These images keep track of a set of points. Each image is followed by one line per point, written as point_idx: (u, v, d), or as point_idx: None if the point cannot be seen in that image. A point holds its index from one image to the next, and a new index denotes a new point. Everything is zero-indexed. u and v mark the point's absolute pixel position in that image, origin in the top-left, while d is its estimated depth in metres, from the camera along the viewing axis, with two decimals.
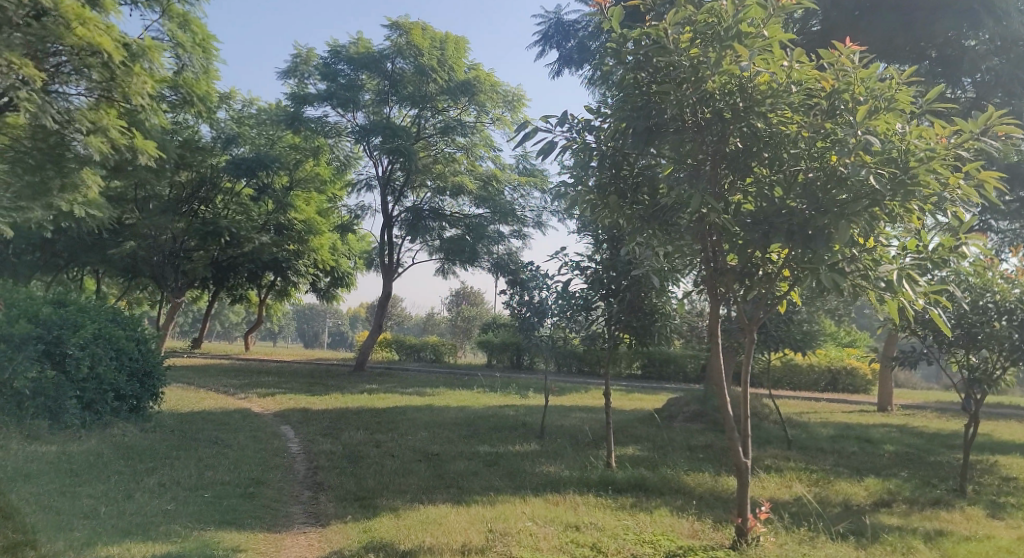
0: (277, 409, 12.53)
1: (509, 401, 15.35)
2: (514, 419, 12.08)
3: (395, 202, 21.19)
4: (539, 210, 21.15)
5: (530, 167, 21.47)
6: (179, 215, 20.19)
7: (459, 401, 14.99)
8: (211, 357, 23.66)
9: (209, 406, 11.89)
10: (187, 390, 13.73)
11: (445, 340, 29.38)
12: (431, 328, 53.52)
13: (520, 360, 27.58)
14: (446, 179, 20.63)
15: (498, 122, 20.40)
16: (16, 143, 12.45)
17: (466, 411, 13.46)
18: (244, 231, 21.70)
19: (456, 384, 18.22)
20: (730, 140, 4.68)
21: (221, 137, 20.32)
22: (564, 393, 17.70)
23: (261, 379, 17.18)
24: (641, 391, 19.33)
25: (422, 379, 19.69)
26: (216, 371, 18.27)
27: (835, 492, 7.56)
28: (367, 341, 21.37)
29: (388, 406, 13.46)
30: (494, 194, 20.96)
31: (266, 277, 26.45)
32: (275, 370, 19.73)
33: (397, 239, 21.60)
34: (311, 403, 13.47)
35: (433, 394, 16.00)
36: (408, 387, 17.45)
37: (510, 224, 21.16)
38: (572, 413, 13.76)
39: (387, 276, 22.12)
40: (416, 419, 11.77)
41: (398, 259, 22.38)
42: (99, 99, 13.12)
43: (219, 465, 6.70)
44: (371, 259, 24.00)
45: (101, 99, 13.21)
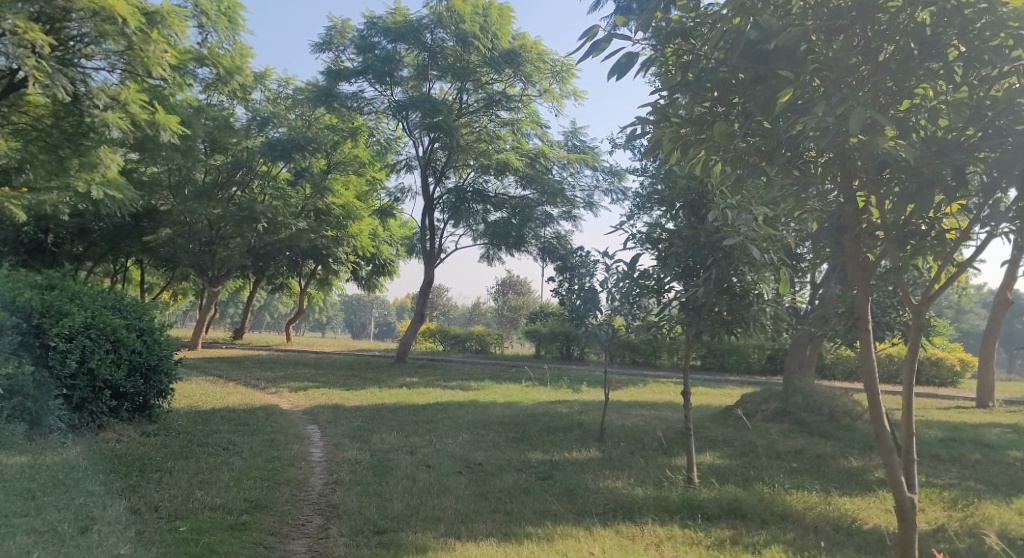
0: (308, 406, 11.45)
1: (560, 395, 13.98)
2: (568, 419, 10.71)
3: (436, 183, 20.00)
4: (591, 190, 19.61)
5: (580, 145, 19.97)
6: (215, 201, 19.92)
7: (506, 395, 13.71)
8: (251, 348, 22.97)
9: (235, 403, 10.89)
10: (215, 385, 12.79)
11: (491, 330, 28.19)
12: (477, 318, 52.56)
13: (570, 351, 26.14)
14: (490, 159, 19.08)
15: (546, 95, 18.87)
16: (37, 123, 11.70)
17: (514, 407, 12.15)
18: (281, 217, 20.83)
19: (502, 377, 16.92)
20: (899, 30, 3.33)
21: (257, 119, 19.82)
22: (620, 387, 16.21)
23: (297, 372, 16.22)
24: (704, 385, 17.67)
25: (466, 372, 18.47)
26: (251, 363, 17.44)
27: (986, 519, 5.94)
28: (409, 331, 20.24)
29: (429, 402, 12.27)
30: (542, 173, 19.48)
31: (306, 266, 25.69)
32: (313, 362, 18.80)
33: (439, 223, 20.41)
34: (345, 398, 12.37)
35: (478, 388, 14.74)
36: (452, 380, 16.23)
37: (559, 206, 19.75)
38: (633, 410, 12.31)
39: (429, 263, 20.95)
40: (458, 418, 10.51)
41: (440, 244, 21.16)
42: (122, 73, 12.21)
43: (214, 484, 5.48)
44: (412, 245, 22.89)
45: (124, 73, 12.30)
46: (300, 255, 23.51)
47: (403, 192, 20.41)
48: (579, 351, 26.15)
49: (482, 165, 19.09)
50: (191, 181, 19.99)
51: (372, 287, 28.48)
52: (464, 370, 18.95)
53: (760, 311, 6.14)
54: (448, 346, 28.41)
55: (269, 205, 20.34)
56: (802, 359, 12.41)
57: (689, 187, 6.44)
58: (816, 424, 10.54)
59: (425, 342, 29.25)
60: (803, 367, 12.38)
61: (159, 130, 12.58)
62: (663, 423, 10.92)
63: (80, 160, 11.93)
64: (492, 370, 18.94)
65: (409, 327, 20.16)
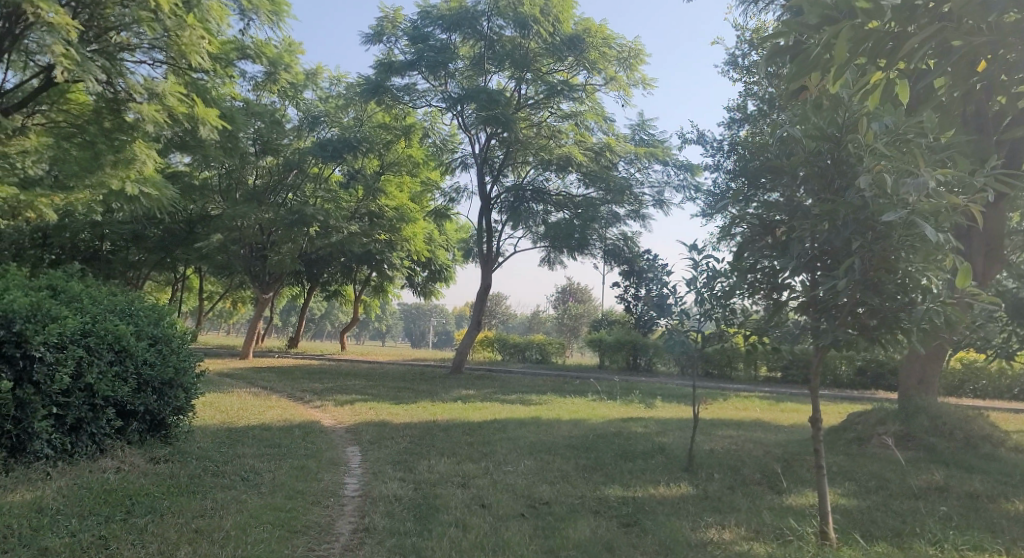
0: (352, 423, 10.32)
1: (632, 412, 12.50)
2: (647, 443, 9.17)
3: (493, 182, 18.84)
4: (660, 185, 17.91)
5: (649, 138, 18.40)
6: (266, 205, 19.35)
7: (572, 412, 12.24)
8: (304, 357, 22.29)
9: (271, 420, 9.82)
10: (258, 398, 11.91)
11: (551, 339, 26.75)
12: (537, 326, 51.16)
13: (637, 361, 24.46)
14: (551, 155, 17.52)
15: (610, 83, 17.28)
16: (76, 120, 11.43)
17: (582, 426, 10.68)
18: (333, 220, 20.01)
19: (566, 390, 15.49)
20: None
21: (308, 118, 19.39)
22: (697, 402, 14.55)
23: (347, 383, 15.27)
24: (792, 400, 15.77)
25: (527, 383, 17.17)
26: (301, 374, 16.59)
27: None
28: (466, 340, 19.06)
29: (487, 419, 10.95)
30: (606, 169, 17.95)
31: (361, 271, 25.05)
32: (366, 372, 17.87)
33: (497, 226, 19.19)
34: (394, 415, 11.18)
35: (540, 403, 13.41)
36: (511, 393, 14.95)
37: (626, 204, 18.26)
38: (720, 431, 10.66)
39: (486, 268, 19.71)
40: (519, 439, 9.20)
41: (498, 248, 19.95)
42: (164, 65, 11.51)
43: (210, 537, 4.26)
44: (469, 249, 21.72)
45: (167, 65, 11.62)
46: (354, 259, 22.83)
47: (459, 192, 19.28)
48: (646, 360, 24.42)
49: (543, 161, 17.58)
50: (243, 184, 19.45)
51: (428, 294, 27.58)
52: (523, 381, 17.62)
53: (934, 309, 4.48)
54: (507, 355, 27.12)
55: (320, 208, 19.57)
56: (923, 373, 10.27)
57: (819, 152, 4.78)
58: (950, 452, 8.70)
59: (483, 351, 28.04)
60: (924, 383, 10.22)
61: (198, 124, 11.77)
62: (760, 447, 9.26)
63: (116, 156, 11.25)
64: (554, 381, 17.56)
65: (465, 335, 18.96)
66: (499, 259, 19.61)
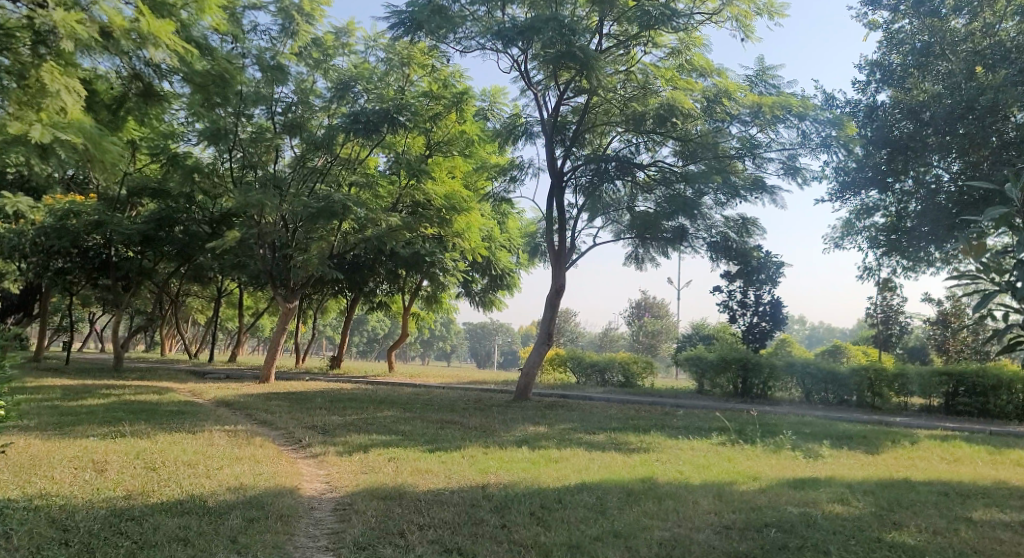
0: (351, 491, 6.32)
1: (794, 467, 8.00)
2: (890, 553, 4.73)
3: (566, 156, 15.31)
4: (793, 148, 13.70)
5: (773, 89, 13.90)
6: (286, 195, 15.93)
7: (699, 470, 7.82)
8: (338, 381, 18.66)
9: (211, 487, 5.90)
10: (232, 445, 8.11)
11: (637, 357, 22.25)
12: (611, 345, 46.47)
13: (749, 386, 19.67)
14: (644, 108, 13.26)
15: (729, 7, 12.62)
16: None
17: (731, 500, 6.29)
18: (368, 211, 16.35)
19: (673, 427, 11.11)
20: None
21: (339, 86, 15.83)
22: (877, 446, 9.88)
23: (375, 417, 11.36)
24: (1013, 444, 10.76)
25: (612, 415, 12.89)
26: (321, 403, 12.87)
27: None
28: (533, 358, 14.90)
29: (571, 484, 6.71)
30: (714, 134, 13.98)
31: (411, 276, 21.49)
32: (406, 400, 13.93)
33: (572, 211, 15.09)
34: (419, 472, 7.10)
35: (645, 450, 9.08)
36: (596, 431, 10.71)
37: (742, 175, 14.02)
38: (985, 514, 6.07)
39: (558, 266, 15.44)
40: (629, 536, 4.94)
41: (573, 244, 15.84)
42: None
43: None
44: (536, 244, 17.63)
45: None
46: (399, 263, 19.31)
47: (525, 170, 15.36)
48: (760, 385, 19.57)
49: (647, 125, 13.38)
50: (262, 170, 16.12)
51: (489, 304, 23.62)
52: (607, 412, 13.34)
53: None
54: (583, 377, 22.72)
55: (353, 195, 15.97)
56: None
57: None
58: None
59: (554, 373, 23.76)
60: None
61: (148, 48, 8.15)
62: None
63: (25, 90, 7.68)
64: (649, 414, 13.20)
65: (532, 353, 14.84)
66: (574, 256, 15.46)
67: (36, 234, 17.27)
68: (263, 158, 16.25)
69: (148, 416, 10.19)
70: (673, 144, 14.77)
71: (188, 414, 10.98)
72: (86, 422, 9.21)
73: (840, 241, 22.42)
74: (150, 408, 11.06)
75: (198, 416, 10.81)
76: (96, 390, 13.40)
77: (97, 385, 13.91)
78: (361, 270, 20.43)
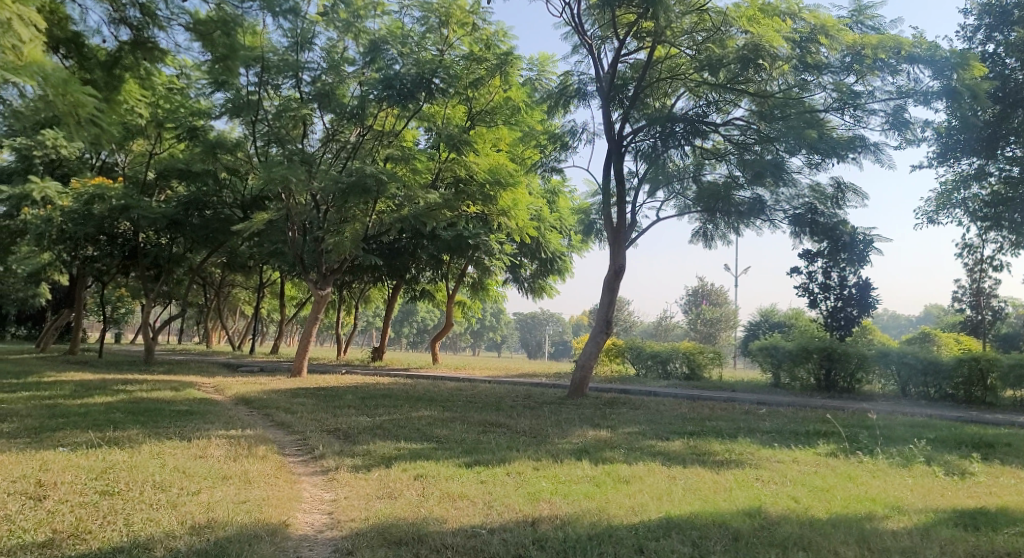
0: (360, 528, 4.75)
1: (946, 494, 6.07)
2: None
3: (625, 118, 13.52)
4: (900, 98, 11.69)
5: (876, 28, 11.74)
6: (316, 171, 14.57)
7: (817, 497, 5.95)
8: (377, 374, 17.29)
9: (169, 528, 4.37)
10: (229, 456, 6.65)
11: (702, 347, 20.20)
12: (667, 334, 44.22)
13: (833, 379, 17.42)
14: (723, 53, 11.68)
15: None
16: None
17: (885, 552, 4.47)
18: (406, 189, 14.85)
19: (764, 432, 9.19)
20: None
21: (370, 49, 14.33)
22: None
23: (410, 418, 9.83)
24: None
25: (685, 414, 11.05)
26: (350, 400, 11.42)
27: None
28: (590, 348, 13.14)
29: (653, 523, 4.99)
30: (799, 89, 12.25)
31: (454, 261, 19.98)
32: (447, 397, 12.38)
33: (633, 181, 13.19)
34: (450, 499, 5.49)
35: (737, 465, 7.27)
36: (670, 436, 8.93)
37: (839, 131, 11.94)
38: None
39: (616, 244, 13.54)
40: None
41: (634, 220, 13.96)
42: None
43: None
44: (590, 222, 15.84)
45: None
46: (442, 246, 17.87)
47: (579, 136, 13.55)
48: (847, 378, 17.31)
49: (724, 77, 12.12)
50: (290, 145, 14.81)
51: (538, 290, 21.93)
52: (675, 411, 11.47)
53: None
54: (642, 369, 20.80)
55: (387, 170, 14.47)
56: None
57: None
58: None
59: (610, 364, 21.91)
60: None
61: None
62: None
63: None
64: (726, 415, 11.28)
65: (588, 343, 13.11)
66: (636, 233, 13.61)
67: (62, 219, 16.13)
68: (291, 132, 14.87)
69: (150, 417, 8.82)
70: (748, 103, 12.91)
71: (197, 413, 9.56)
72: (70, 426, 7.79)
73: (934, 215, 19.82)
74: (155, 408, 9.66)
75: (207, 417, 9.36)
76: (113, 385, 12.29)
77: (115, 380, 12.79)
78: (401, 254, 19.02)
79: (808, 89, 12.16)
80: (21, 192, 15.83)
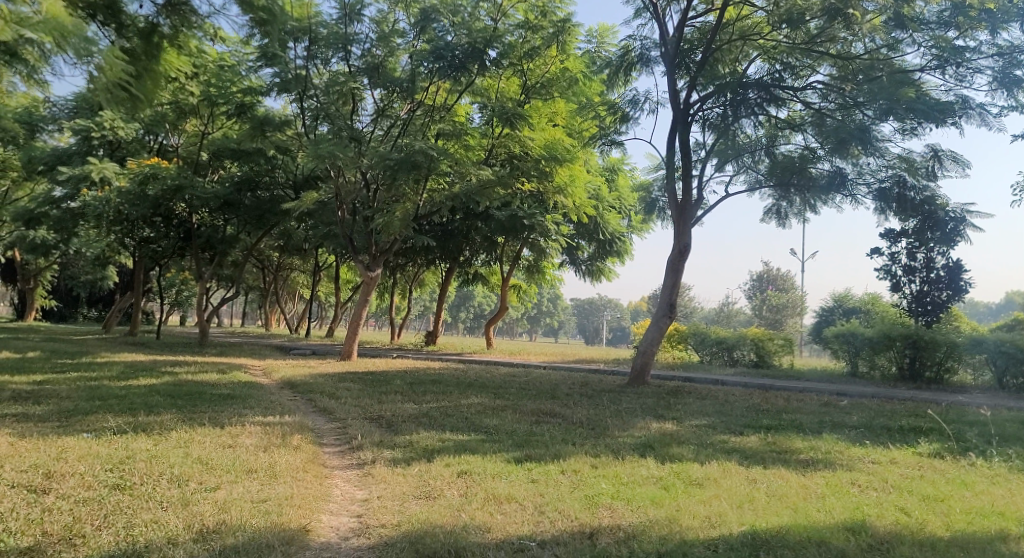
0: (388, 536, 4.12)
1: None
2: None
3: (691, 86, 12.42)
4: (1012, 52, 10.19)
5: None
6: (364, 149, 14.07)
7: (934, 509, 4.92)
8: (428, 359, 16.81)
9: (172, 532, 3.83)
10: (259, 446, 6.13)
11: (772, 333, 18.90)
12: (730, 320, 42.48)
13: (920, 370, 15.91)
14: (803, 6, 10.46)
15: None
16: None
17: None
18: (456, 165, 14.18)
19: (853, 428, 8.11)
20: None
21: (419, 19, 13.63)
22: None
23: (460, 406, 9.21)
24: None
25: (758, 406, 10.04)
26: (398, 386, 10.90)
27: None
28: (651, 333, 12.24)
29: (735, 538, 4.15)
30: (887, 49, 10.92)
31: (509, 243, 19.28)
32: (499, 383, 11.72)
33: (700, 154, 12.11)
34: (494, 503, 4.78)
35: (825, 466, 6.32)
36: (744, 430, 8.01)
37: (937, 93, 10.55)
38: None
39: (681, 222, 12.52)
40: None
41: (700, 197, 12.88)
42: None
43: None
44: (652, 200, 14.81)
45: None
46: (495, 226, 17.18)
47: (640, 106, 12.52)
48: (936, 369, 15.78)
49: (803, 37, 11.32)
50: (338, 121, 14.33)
51: (596, 273, 21.00)
52: (746, 402, 10.48)
53: None
54: (707, 356, 19.67)
55: (437, 145, 13.74)
56: None
57: None
58: None
59: (671, 350, 20.84)
60: None
61: None
62: None
63: None
64: (804, 406, 10.21)
65: (649, 328, 12.23)
66: (703, 211, 12.53)
67: (119, 201, 16.23)
68: (340, 108, 14.40)
69: (189, 400, 8.46)
70: (829, 67, 11.59)
71: (239, 397, 9.17)
72: (105, 410, 7.48)
73: None
74: (197, 391, 9.33)
75: (249, 401, 8.96)
76: (163, 366, 12.17)
77: (165, 362, 12.69)
78: (454, 236, 18.44)
79: (900, 47, 10.78)
80: (80, 173, 16.07)
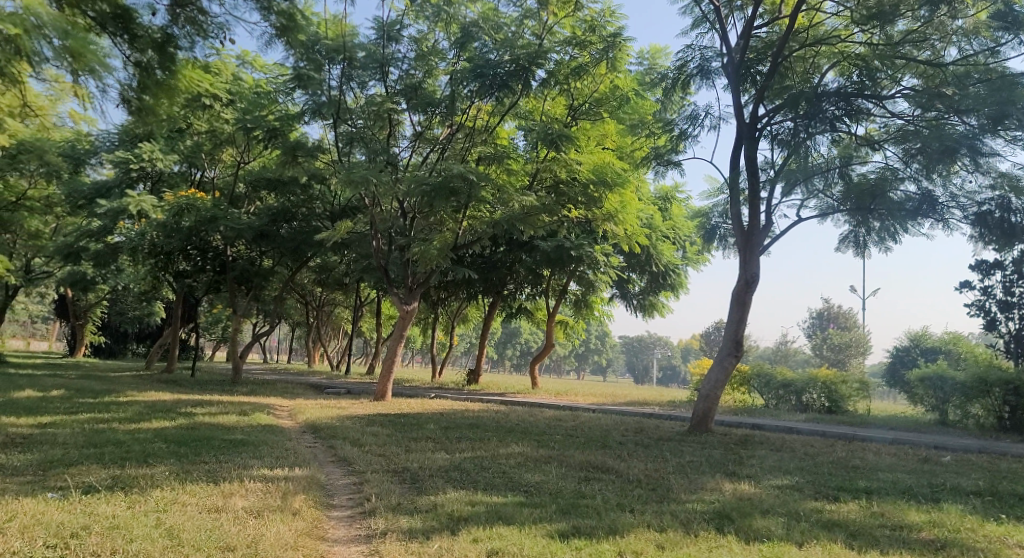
0: None
1: None
2: None
3: (757, 100, 11.26)
4: None
5: None
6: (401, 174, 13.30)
7: None
8: (468, 399, 15.67)
9: None
10: (249, 510, 5.10)
11: (845, 375, 17.13)
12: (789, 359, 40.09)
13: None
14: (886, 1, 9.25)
15: None
16: None
17: None
18: (498, 191, 13.25)
19: (975, 496, 6.57)
20: None
21: (459, 36, 12.92)
22: None
23: (495, 457, 8.04)
24: None
25: (848, 463, 8.52)
26: (430, 431, 9.80)
27: None
28: (714, 374, 10.86)
29: None
30: (987, 54, 9.59)
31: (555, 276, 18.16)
32: (543, 429, 10.50)
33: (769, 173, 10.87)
34: None
35: (960, 549, 4.89)
36: (836, 493, 6.59)
37: None
38: None
39: (748, 250, 11.21)
40: None
41: (769, 223, 11.55)
42: None
43: None
44: (711, 229, 13.54)
45: None
46: (540, 258, 16.11)
47: (699, 122, 11.44)
48: None
49: (885, 40, 10.28)
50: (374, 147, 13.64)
51: (648, 309, 19.63)
52: (831, 456, 8.96)
53: None
54: (772, 399, 17.92)
55: (478, 169, 12.85)
56: None
57: None
58: None
59: (731, 393, 19.17)
60: None
61: None
62: None
63: None
64: (904, 463, 8.62)
65: (712, 369, 10.86)
66: (773, 237, 11.19)
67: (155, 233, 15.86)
68: (377, 133, 13.73)
69: (193, 447, 7.55)
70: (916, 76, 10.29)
71: (251, 444, 8.22)
72: (94, 459, 6.59)
73: None
74: (208, 435, 8.43)
75: (261, 448, 7.99)
76: (185, 406, 11.38)
77: (188, 401, 11.93)
78: (497, 269, 17.44)
79: (1004, 49, 9.42)
80: (117, 207, 15.37)
